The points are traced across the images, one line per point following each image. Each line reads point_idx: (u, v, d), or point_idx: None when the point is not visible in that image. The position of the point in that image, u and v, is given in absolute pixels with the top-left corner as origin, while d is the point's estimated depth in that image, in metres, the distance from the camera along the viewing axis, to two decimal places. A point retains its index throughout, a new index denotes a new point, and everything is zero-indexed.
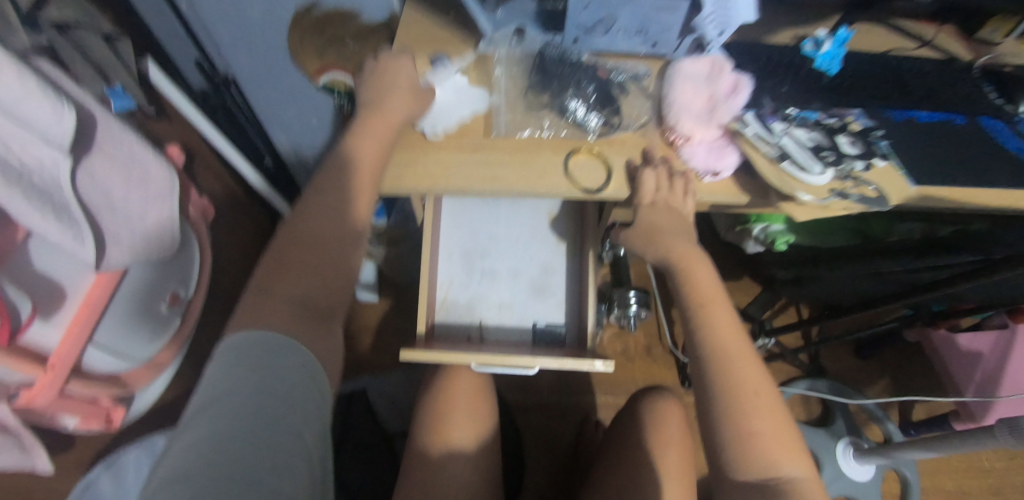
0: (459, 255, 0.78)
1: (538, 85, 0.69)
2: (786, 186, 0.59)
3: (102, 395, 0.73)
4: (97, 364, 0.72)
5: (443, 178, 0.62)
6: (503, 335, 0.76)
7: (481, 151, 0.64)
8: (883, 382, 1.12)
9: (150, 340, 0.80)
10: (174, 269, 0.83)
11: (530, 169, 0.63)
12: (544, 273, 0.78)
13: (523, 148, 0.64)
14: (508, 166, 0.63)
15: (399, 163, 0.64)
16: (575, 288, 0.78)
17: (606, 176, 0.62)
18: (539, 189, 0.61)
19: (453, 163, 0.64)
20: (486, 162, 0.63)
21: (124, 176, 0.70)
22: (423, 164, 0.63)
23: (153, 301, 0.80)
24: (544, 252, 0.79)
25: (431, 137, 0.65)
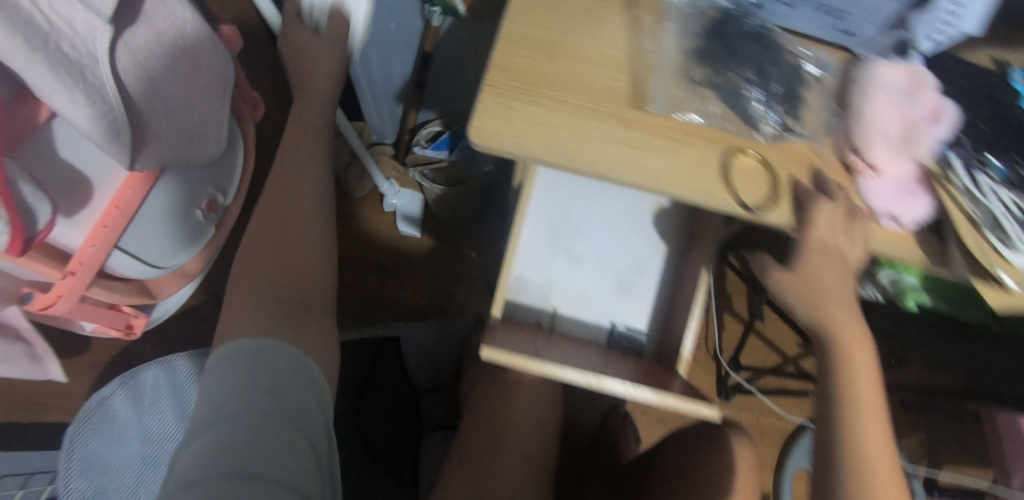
0: (543, 231, 0.66)
1: (710, 49, 0.52)
2: (988, 262, 0.46)
3: (123, 301, 0.66)
4: (119, 270, 0.64)
5: (578, 151, 0.47)
6: (573, 331, 0.67)
7: (628, 126, 0.48)
8: (916, 437, 1.08)
9: (180, 248, 0.71)
10: (213, 172, 0.72)
11: (686, 166, 0.48)
12: (633, 271, 0.67)
13: (680, 135, 0.49)
14: (660, 156, 0.48)
15: (523, 118, 0.48)
16: (663, 294, 0.67)
17: (774, 193, 0.48)
18: (693, 193, 0.47)
19: (585, 129, 0.48)
20: (628, 140, 0.48)
21: (169, 59, 0.58)
22: (550, 125, 0.48)
23: (188, 206, 0.70)
24: (641, 247, 0.67)
25: (567, 91, 0.49)
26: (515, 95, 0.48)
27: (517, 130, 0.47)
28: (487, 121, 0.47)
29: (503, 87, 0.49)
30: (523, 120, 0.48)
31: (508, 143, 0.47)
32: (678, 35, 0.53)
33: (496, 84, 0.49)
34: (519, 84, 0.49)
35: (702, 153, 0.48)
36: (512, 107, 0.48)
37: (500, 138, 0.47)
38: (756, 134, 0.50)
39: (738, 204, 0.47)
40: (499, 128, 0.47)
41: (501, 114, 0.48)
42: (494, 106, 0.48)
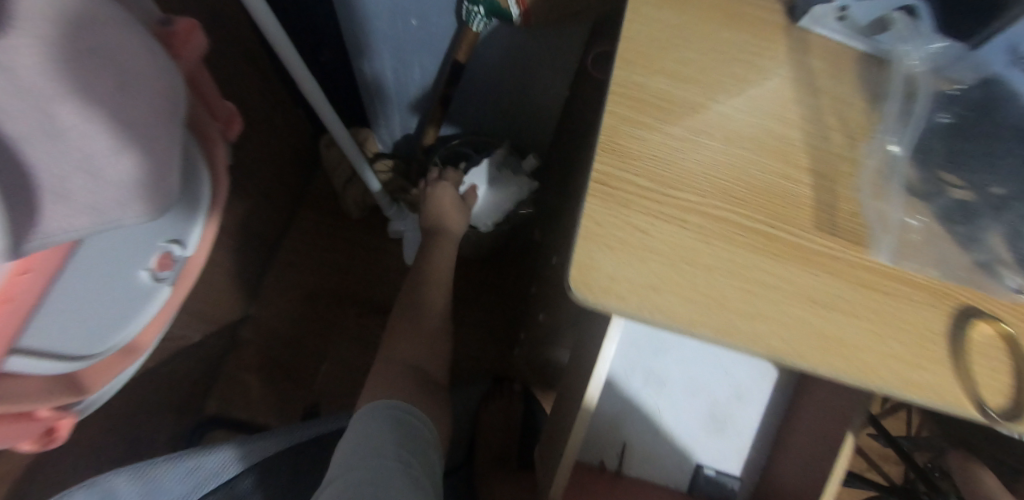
0: (620, 348, 0.50)
1: (927, 139, 0.33)
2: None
3: (44, 407, 0.47)
4: (39, 372, 0.45)
5: (733, 311, 0.28)
6: (648, 476, 0.51)
7: (811, 267, 0.29)
8: None
9: (120, 322, 0.53)
10: (168, 219, 0.53)
11: (898, 339, 0.29)
12: (734, 400, 0.51)
13: (894, 287, 0.30)
14: (857, 320, 0.29)
15: (643, 246, 0.28)
16: (758, 423, 0.52)
17: None
18: (917, 396, 0.28)
19: (754, 271, 0.29)
20: (817, 295, 0.29)
21: None
22: (689, 258, 0.29)
23: (129, 268, 0.51)
24: (739, 369, 0.51)
25: (716, 203, 0.30)
26: (639, 209, 0.29)
27: (636, 271, 0.28)
28: (595, 252, 0.28)
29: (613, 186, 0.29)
30: (647, 251, 0.28)
31: (624, 295, 0.27)
32: (871, 107, 0.34)
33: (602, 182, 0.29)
34: (644, 184, 0.29)
35: (929, 320, 0.30)
36: (630, 229, 0.28)
37: (613, 284, 0.27)
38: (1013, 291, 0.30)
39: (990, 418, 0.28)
40: (611, 266, 0.27)
41: (615, 242, 0.28)
42: (610, 225, 0.28)
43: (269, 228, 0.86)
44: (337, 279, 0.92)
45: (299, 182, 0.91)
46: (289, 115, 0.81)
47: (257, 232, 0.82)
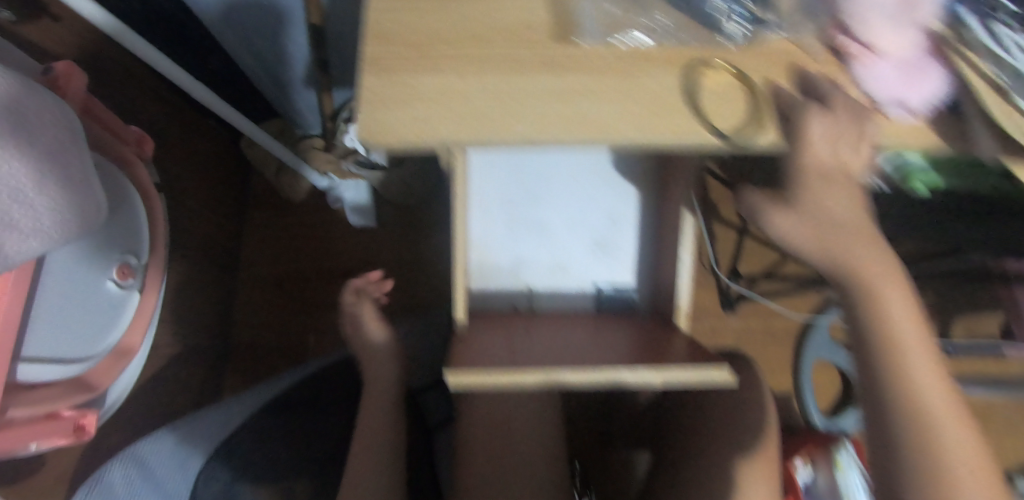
0: (499, 207, 0.57)
1: None
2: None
3: (59, 406, 0.58)
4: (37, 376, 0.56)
5: (499, 121, 0.39)
6: (559, 306, 0.58)
7: (560, 74, 0.40)
8: None
9: (100, 330, 0.62)
10: (109, 232, 0.62)
11: (637, 103, 0.39)
12: (611, 226, 0.58)
13: (625, 67, 0.40)
14: (602, 102, 0.39)
15: (424, 96, 0.39)
16: (649, 240, 0.58)
17: (754, 110, 0.38)
18: (658, 136, 0.37)
19: (506, 89, 0.40)
20: (560, 89, 0.39)
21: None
22: (463, 97, 0.39)
23: (91, 279, 0.60)
24: (612, 196, 0.57)
25: (475, 53, 0.41)
26: (408, 71, 0.40)
27: (410, 113, 0.39)
28: (376, 113, 0.39)
29: (401, 68, 0.40)
30: (424, 98, 0.39)
31: (410, 133, 0.38)
32: None
33: (392, 63, 0.40)
34: (409, 56, 0.41)
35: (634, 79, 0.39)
36: (406, 85, 0.40)
37: (391, 125, 0.38)
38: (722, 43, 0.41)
39: (716, 134, 0.37)
40: (396, 114, 0.39)
41: (397, 100, 0.39)
42: (385, 90, 0.39)
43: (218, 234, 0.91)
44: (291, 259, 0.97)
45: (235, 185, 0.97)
46: (206, 127, 0.87)
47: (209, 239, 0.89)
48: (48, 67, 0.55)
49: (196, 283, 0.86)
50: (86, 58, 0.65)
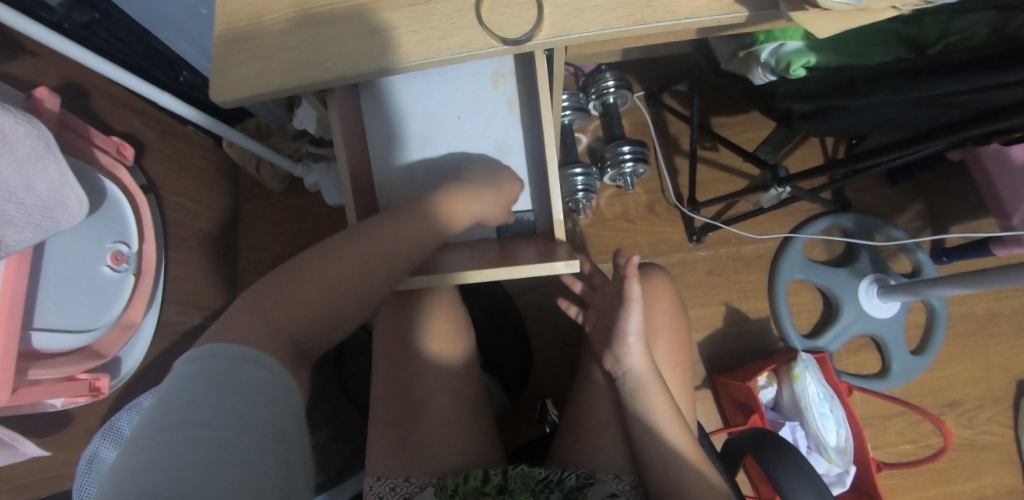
0: (397, 152, 0.65)
1: None
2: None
3: (74, 370, 0.71)
4: (53, 345, 0.69)
5: (317, 64, 0.46)
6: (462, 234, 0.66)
7: (366, 15, 0.45)
8: (916, 208, 0.99)
9: (103, 306, 0.75)
10: (101, 225, 0.75)
11: (431, 26, 0.45)
12: (498, 153, 0.65)
13: None
14: (401, 30, 0.45)
15: (258, 54, 0.47)
16: (535, 162, 0.65)
17: (536, 13, 0.44)
18: (452, 52, 0.44)
19: (324, 36, 0.46)
20: (364, 30, 0.45)
21: None
22: (292, 50, 0.46)
23: (88, 264, 0.73)
24: (495, 127, 0.65)
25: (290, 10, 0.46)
26: (242, 35, 0.47)
27: (248, 74, 0.46)
28: (221, 80, 0.46)
29: (239, 33, 0.47)
30: (261, 57, 0.46)
31: (248, 87, 0.46)
32: None
33: (230, 30, 0.47)
34: (246, 20, 0.47)
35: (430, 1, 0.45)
36: (241, 48, 0.47)
37: (230, 85, 0.46)
38: None
39: (500, 43, 0.44)
40: (238, 74, 0.46)
41: (234, 62, 0.47)
42: (223, 55, 0.47)
43: (216, 226, 1.04)
44: (281, 240, 1.10)
45: (228, 183, 1.09)
46: (186, 134, 0.99)
47: (207, 232, 1.01)
48: (29, 92, 0.66)
49: (197, 269, 0.98)
50: (68, 81, 0.78)
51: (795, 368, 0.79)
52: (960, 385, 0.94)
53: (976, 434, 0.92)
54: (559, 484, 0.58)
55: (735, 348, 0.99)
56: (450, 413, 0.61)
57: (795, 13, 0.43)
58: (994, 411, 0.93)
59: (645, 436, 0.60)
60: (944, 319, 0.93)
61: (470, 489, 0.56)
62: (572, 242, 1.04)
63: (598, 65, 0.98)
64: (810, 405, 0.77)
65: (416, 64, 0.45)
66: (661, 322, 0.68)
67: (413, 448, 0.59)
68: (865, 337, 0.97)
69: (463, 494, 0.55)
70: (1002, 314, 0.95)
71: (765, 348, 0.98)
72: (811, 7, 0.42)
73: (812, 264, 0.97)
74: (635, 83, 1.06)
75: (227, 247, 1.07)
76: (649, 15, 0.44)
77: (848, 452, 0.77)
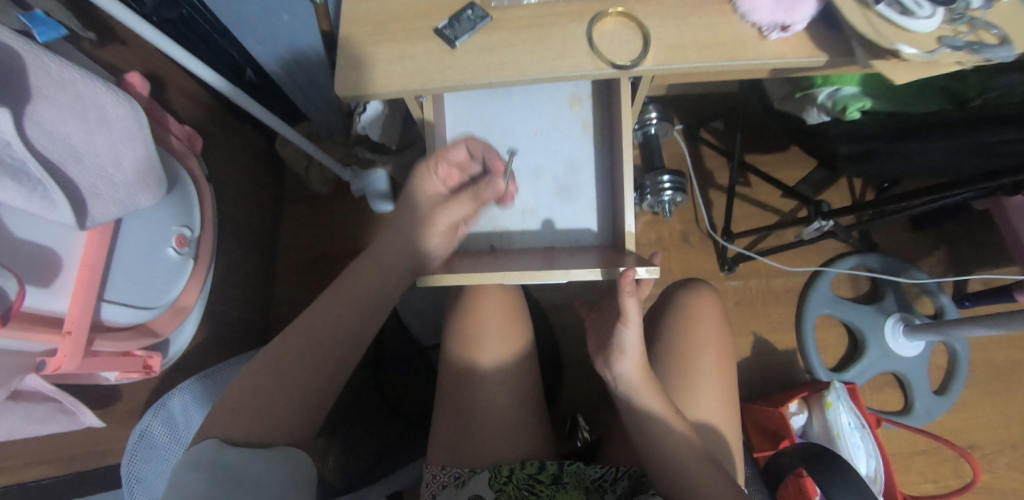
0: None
1: None
2: (885, 39, 0.46)
3: (131, 347, 0.72)
4: (118, 319, 0.70)
5: (437, 70, 0.52)
6: (527, 241, 0.70)
7: (486, 31, 0.53)
8: (938, 254, 1.04)
9: (163, 288, 0.77)
10: (171, 208, 0.77)
11: (547, 48, 0.52)
12: (569, 169, 0.70)
13: (538, 20, 0.53)
14: (519, 49, 0.52)
15: (380, 58, 0.53)
16: (603, 180, 0.70)
17: (642, 45, 0.51)
18: (564, 71, 0.51)
19: (443, 51, 0.52)
20: (486, 45, 0.52)
21: (82, 119, 0.60)
22: (414, 58, 0.53)
23: (156, 247, 0.75)
24: (568, 144, 0.70)
25: (416, 24, 0.54)
26: (370, 41, 0.53)
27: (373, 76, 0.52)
28: (347, 79, 0.53)
29: (364, 37, 0.53)
30: (381, 60, 0.53)
31: (368, 86, 0.52)
32: None
33: (355, 35, 0.54)
34: (373, 29, 0.54)
35: (545, 23, 0.53)
36: (362, 51, 0.53)
37: (351, 83, 0.52)
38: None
39: (609, 66, 0.51)
40: (361, 74, 0.52)
41: (355, 63, 0.53)
42: (345, 56, 0.53)
43: (261, 223, 1.06)
44: (322, 240, 1.12)
45: (275, 182, 1.13)
46: (243, 131, 1.03)
47: (253, 227, 1.04)
48: (123, 76, 0.70)
49: (240, 262, 0.99)
50: (153, 72, 0.81)
51: (828, 397, 0.82)
52: (980, 428, 0.96)
53: (995, 478, 0.94)
54: (612, 487, 0.62)
55: (761, 379, 1.01)
56: (508, 410, 0.64)
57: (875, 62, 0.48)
58: (1013, 457, 0.95)
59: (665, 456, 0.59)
60: (965, 362, 0.96)
61: (524, 476, 0.60)
62: None
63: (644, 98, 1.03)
64: (842, 433, 0.80)
65: (529, 77, 0.52)
66: (710, 337, 0.69)
67: (472, 439, 0.62)
68: (889, 375, 0.99)
69: (519, 479, 0.59)
70: (1021, 363, 0.99)
71: (791, 381, 1.01)
72: (890, 57, 0.48)
73: (841, 300, 1.01)
74: (675, 118, 1.12)
75: (269, 243, 1.10)
76: (742, 53, 0.50)
77: (878, 482, 0.79)
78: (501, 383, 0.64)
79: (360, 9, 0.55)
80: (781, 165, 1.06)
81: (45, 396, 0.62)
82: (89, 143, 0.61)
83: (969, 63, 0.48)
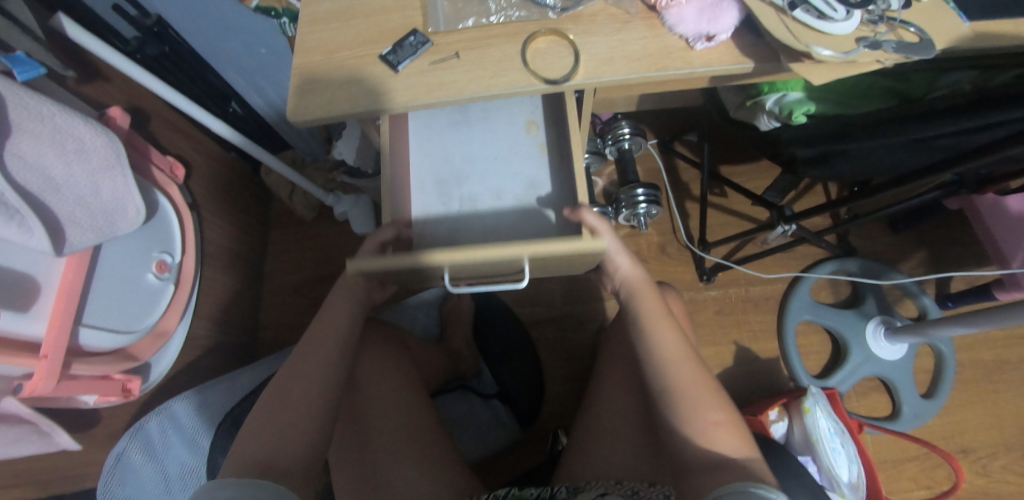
0: (433, 185, 0.71)
1: None
2: (799, 42, 0.50)
3: (111, 370, 0.74)
4: (98, 343, 0.72)
5: (385, 94, 0.54)
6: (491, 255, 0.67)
7: (429, 55, 0.55)
8: (919, 256, 1.03)
9: (143, 312, 0.79)
10: (151, 236, 0.80)
11: (483, 67, 0.54)
12: (528, 190, 0.70)
13: (477, 42, 0.56)
14: (458, 69, 0.55)
15: (333, 83, 0.55)
16: (564, 197, 0.69)
17: (574, 60, 0.54)
18: (503, 88, 0.54)
19: (387, 75, 0.55)
20: (431, 67, 0.55)
21: (59, 151, 0.63)
22: (361, 82, 0.55)
23: (134, 273, 0.77)
24: (527, 166, 0.71)
25: (364, 50, 0.57)
26: (321, 67, 0.56)
27: (327, 101, 0.55)
28: (297, 102, 0.55)
29: (315, 64, 0.57)
30: (334, 85, 0.55)
31: (321, 111, 0.54)
32: None
33: (307, 62, 0.57)
34: (324, 57, 0.57)
35: (483, 44, 0.56)
36: (317, 77, 0.56)
37: (304, 110, 0.55)
38: (546, 11, 0.57)
39: (541, 81, 0.53)
40: (313, 98, 0.55)
41: (309, 88, 0.56)
42: (300, 84, 0.56)
43: (246, 250, 1.09)
44: (307, 264, 1.15)
45: (261, 210, 1.17)
46: (227, 161, 1.07)
47: (237, 253, 1.06)
48: (103, 111, 0.74)
49: (225, 288, 1.02)
50: (135, 106, 0.85)
51: (806, 402, 0.81)
52: (971, 431, 0.94)
53: (991, 483, 0.92)
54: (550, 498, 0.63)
55: (747, 388, 1.00)
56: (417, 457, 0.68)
57: (794, 64, 0.52)
58: (1008, 459, 0.92)
59: (692, 436, 0.53)
60: (951, 364, 0.95)
61: None
62: (584, 279, 1.08)
63: (614, 114, 1.06)
64: (821, 439, 0.78)
65: (469, 97, 0.54)
66: None
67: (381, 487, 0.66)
68: (875, 380, 0.98)
69: None
70: (1011, 362, 0.97)
71: (776, 390, 1.00)
72: (807, 59, 0.51)
73: (820, 306, 1.00)
74: (649, 133, 1.15)
75: (256, 269, 1.13)
76: (668, 64, 0.54)
77: (861, 489, 0.77)
78: (394, 433, 0.69)
79: (312, 39, 0.58)
80: (755, 174, 1.07)
81: (19, 419, 0.63)
82: (66, 173, 0.65)
83: (889, 61, 0.50)
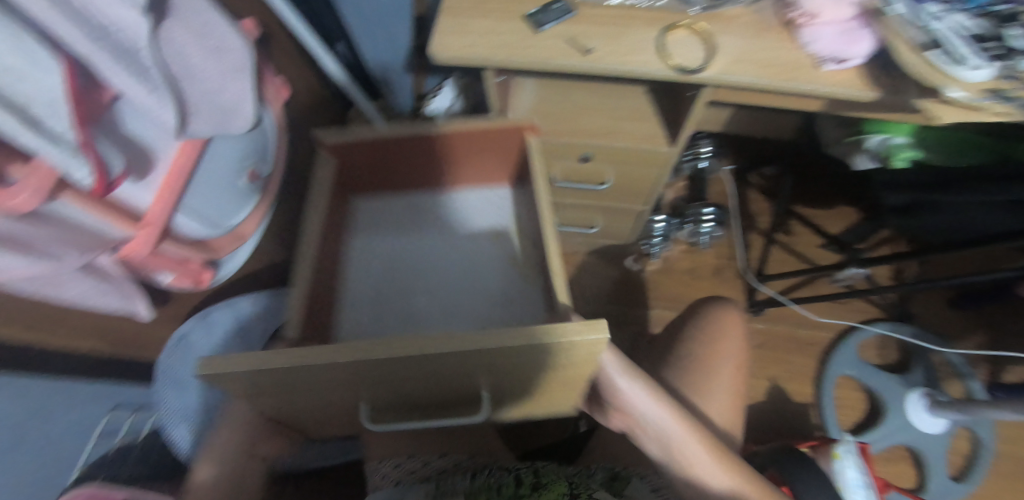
0: (367, 301, 0.77)
1: None
2: (935, 79, 0.50)
3: (192, 256, 0.78)
4: (188, 228, 0.77)
5: (523, 48, 0.57)
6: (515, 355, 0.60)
7: (571, 24, 0.58)
8: (976, 338, 1.02)
9: (232, 212, 0.83)
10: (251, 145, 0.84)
11: (621, 44, 0.57)
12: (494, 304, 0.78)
13: (618, 19, 0.58)
14: (597, 41, 0.57)
15: (475, 30, 0.58)
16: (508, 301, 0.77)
17: (707, 53, 0.56)
18: (635, 66, 0.55)
19: (528, 33, 0.58)
20: (571, 34, 0.58)
21: (202, 43, 0.68)
22: (503, 33, 0.58)
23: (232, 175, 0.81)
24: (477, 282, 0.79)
25: (511, 6, 0.60)
26: (467, 14, 0.59)
27: (469, 44, 0.58)
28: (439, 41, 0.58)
29: (461, 9, 0.60)
30: (476, 32, 0.58)
31: (461, 53, 0.57)
32: None
33: (455, 7, 0.60)
34: (470, 5, 0.60)
35: (623, 25, 0.58)
36: (462, 21, 0.59)
37: (442, 47, 0.57)
38: (690, 8, 0.59)
39: (674, 68, 0.55)
40: (455, 39, 0.58)
41: (451, 29, 0.58)
42: (444, 24, 0.59)
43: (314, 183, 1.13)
44: None
45: None
46: (320, 95, 1.11)
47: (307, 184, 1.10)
48: (239, 19, 0.79)
49: (290, 212, 1.05)
50: (263, 24, 0.90)
51: (838, 448, 0.81)
52: None
53: None
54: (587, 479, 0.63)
55: (775, 425, 0.98)
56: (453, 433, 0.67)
57: (925, 101, 0.53)
58: None
59: None
60: (989, 451, 0.93)
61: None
62: (633, 283, 1.08)
63: (700, 131, 1.06)
64: (846, 487, 0.78)
65: (603, 68, 0.56)
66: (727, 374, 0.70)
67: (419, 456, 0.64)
68: (905, 449, 0.96)
69: None
70: None
71: (801, 435, 0.97)
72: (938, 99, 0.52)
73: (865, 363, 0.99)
74: (727, 156, 1.15)
75: None
76: (800, 78, 0.55)
77: None
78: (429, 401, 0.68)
79: None
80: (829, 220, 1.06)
81: (107, 275, 0.69)
82: (203, 64, 0.68)
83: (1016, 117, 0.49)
